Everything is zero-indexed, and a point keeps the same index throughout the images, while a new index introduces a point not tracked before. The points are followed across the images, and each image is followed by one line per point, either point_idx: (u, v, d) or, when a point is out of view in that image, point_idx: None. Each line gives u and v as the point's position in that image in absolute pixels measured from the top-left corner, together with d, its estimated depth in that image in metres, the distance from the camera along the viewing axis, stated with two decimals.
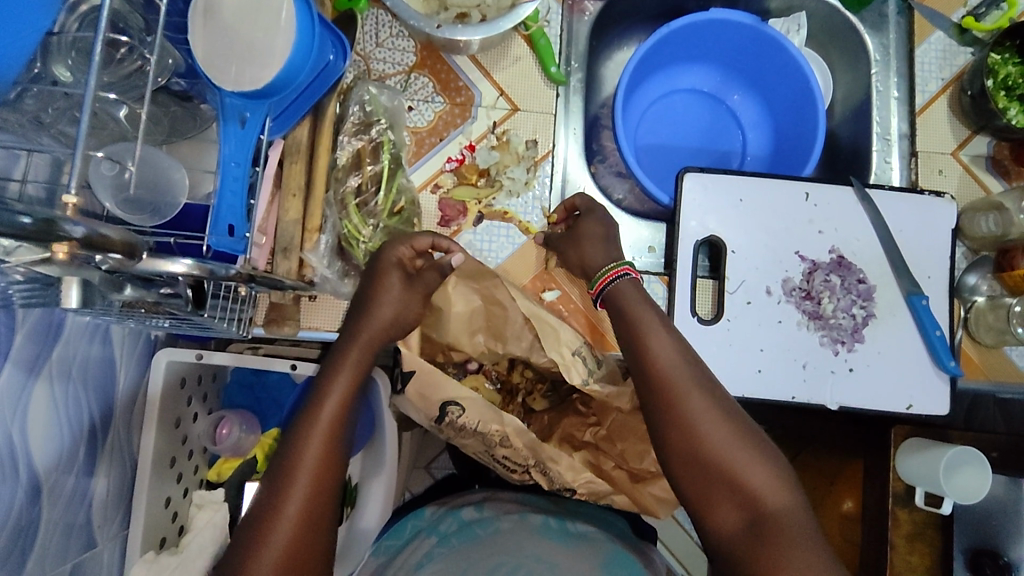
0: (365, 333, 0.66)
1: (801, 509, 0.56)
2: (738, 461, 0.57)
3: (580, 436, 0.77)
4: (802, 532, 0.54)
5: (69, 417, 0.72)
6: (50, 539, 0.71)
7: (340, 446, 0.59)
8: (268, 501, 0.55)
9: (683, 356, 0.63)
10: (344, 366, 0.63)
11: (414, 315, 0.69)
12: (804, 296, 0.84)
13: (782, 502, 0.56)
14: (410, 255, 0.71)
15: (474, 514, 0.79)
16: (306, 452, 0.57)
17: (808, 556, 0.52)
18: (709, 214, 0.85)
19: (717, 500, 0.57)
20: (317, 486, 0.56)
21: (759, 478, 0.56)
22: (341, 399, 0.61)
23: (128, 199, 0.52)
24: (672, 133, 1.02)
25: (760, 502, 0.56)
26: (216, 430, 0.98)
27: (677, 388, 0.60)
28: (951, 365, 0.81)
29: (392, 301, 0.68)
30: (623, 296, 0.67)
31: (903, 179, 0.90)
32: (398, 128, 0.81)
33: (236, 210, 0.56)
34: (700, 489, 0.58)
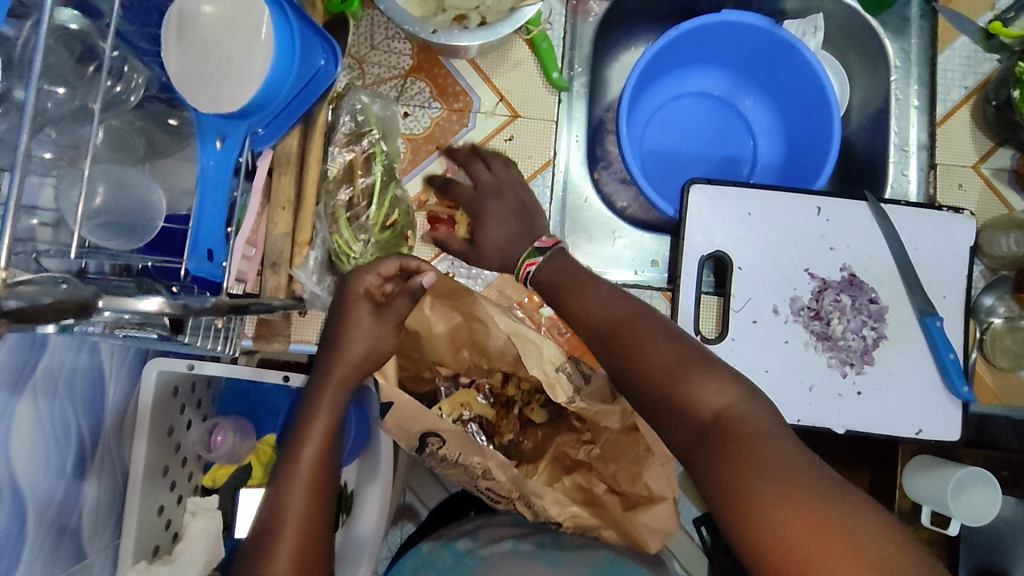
0: (337, 371, 0.63)
1: (761, 405, 0.49)
2: (675, 373, 0.52)
3: (573, 455, 0.75)
4: (759, 430, 0.47)
5: (55, 433, 0.70)
6: (39, 551, 0.70)
7: (325, 491, 0.58)
8: (255, 557, 0.54)
9: (612, 296, 0.61)
10: (320, 403, 0.62)
11: (388, 348, 0.65)
12: (813, 316, 0.81)
13: (733, 402, 0.49)
14: (377, 283, 0.67)
15: (469, 545, 0.78)
16: (292, 502, 0.56)
17: (769, 452, 0.45)
18: (715, 228, 0.82)
19: (669, 423, 0.51)
20: (305, 535, 0.55)
21: (700, 383, 0.50)
22: (321, 444, 0.59)
23: (100, 223, 0.49)
24: (679, 139, 0.98)
25: (708, 411, 0.49)
26: (210, 437, 0.96)
27: (608, 325, 0.58)
28: (964, 391, 0.79)
29: (362, 335, 0.64)
30: (547, 268, 0.68)
31: (919, 194, 0.87)
32: (392, 138, 0.79)
33: (213, 235, 0.53)
34: (653, 416, 0.53)
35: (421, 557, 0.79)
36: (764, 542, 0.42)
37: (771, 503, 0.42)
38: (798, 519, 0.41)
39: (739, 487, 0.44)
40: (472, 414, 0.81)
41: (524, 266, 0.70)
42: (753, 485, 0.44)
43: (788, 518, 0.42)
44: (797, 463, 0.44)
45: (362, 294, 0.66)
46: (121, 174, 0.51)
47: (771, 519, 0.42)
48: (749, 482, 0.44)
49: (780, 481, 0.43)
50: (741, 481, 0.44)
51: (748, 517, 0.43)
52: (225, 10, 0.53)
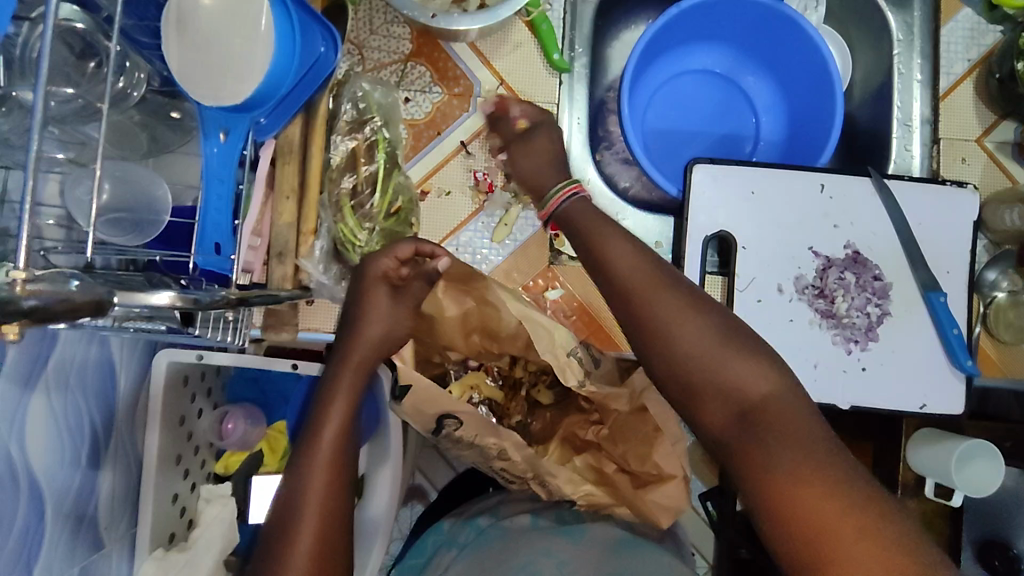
0: (356, 357, 0.65)
1: (799, 397, 0.51)
2: (719, 356, 0.51)
3: (582, 435, 0.76)
4: (797, 417, 0.49)
5: (69, 426, 0.71)
6: (58, 541, 0.71)
7: (346, 470, 0.58)
8: (278, 540, 0.54)
9: (651, 263, 0.56)
10: (338, 389, 0.63)
11: (405, 331, 0.67)
12: (817, 294, 0.81)
13: (773, 390, 0.50)
14: (394, 266, 0.67)
15: (489, 520, 0.80)
16: (314, 486, 0.56)
17: (803, 441, 0.47)
18: (719, 208, 0.82)
19: (704, 407, 0.52)
20: (327, 518, 0.55)
21: (741, 368, 0.51)
22: (341, 425, 0.60)
23: (107, 218, 0.50)
24: (682, 117, 0.97)
25: (747, 394, 0.50)
26: (221, 425, 0.98)
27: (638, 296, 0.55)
28: (967, 363, 0.79)
29: (379, 316, 0.66)
30: (578, 212, 0.63)
31: (923, 169, 0.86)
32: (394, 125, 0.78)
33: (221, 230, 0.54)
34: (683, 395, 0.53)
35: (444, 535, 0.82)
36: (788, 518, 0.45)
37: (803, 486, 0.45)
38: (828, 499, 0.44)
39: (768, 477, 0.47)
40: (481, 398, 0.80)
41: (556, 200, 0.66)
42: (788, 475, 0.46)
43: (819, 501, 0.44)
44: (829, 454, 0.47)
45: (379, 277, 0.67)
46: (127, 170, 0.52)
47: (805, 499, 0.45)
48: (789, 472, 0.46)
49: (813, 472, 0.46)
50: (780, 471, 0.46)
51: (777, 505, 0.46)
52: (225, 4, 0.52)
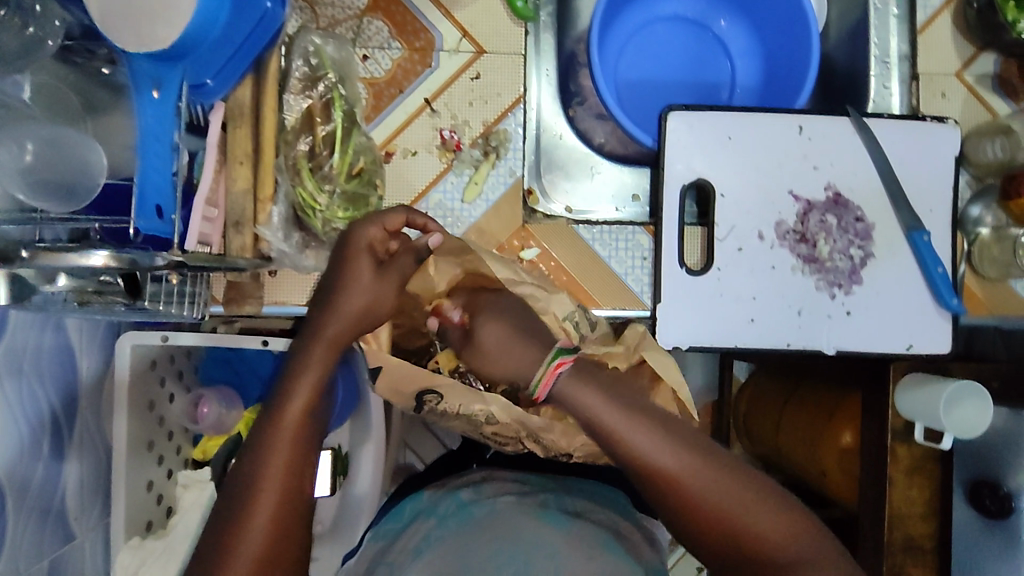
0: (330, 330, 0.60)
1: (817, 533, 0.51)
2: (750, 509, 0.50)
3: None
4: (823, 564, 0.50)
5: (27, 416, 0.68)
6: (23, 533, 0.68)
7: (308, 453, 0.56)
8: (232, 516, 0.52)
9: (667, 426, 0.53)
10: (306, 367, 0.58)
11: (388, 307, 0.63)
12: (799, 239, 0.79)
13: (800, 536, 0.50)
14: (380, 238, 0.64)
15: (471, 495, 0.77)
16: (272, 466, 0.53)
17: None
18: (695, 156, 0.79)
19: (731, 561, 0.51)
20: (286, 499, 0.53)
21: (771, 522, 0.50)
22: (305, 404, 0.56)
23: (37, 184, 0.45)
24: (656, 67, 0.94)
25: (777, 549, 0.50)
26: (196, 408, 0.93)
27: (662, 471, 0.51)
28: (953, 302, 0.78)
29: (363, 289, 0.62)
30: (582, 394, 0.54)
31: (903, 106, 0.83)
32: (350, 82, 0.73)
33: (163, 189, 0.50)
34: (715, 556, 0.51)
35: (423, 502, 0.79)
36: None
37: None
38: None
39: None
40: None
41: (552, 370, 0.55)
42: None
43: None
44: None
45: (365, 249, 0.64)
46: (56, 134, 0.47)
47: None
48: None
49: None
50: None
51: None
52: None
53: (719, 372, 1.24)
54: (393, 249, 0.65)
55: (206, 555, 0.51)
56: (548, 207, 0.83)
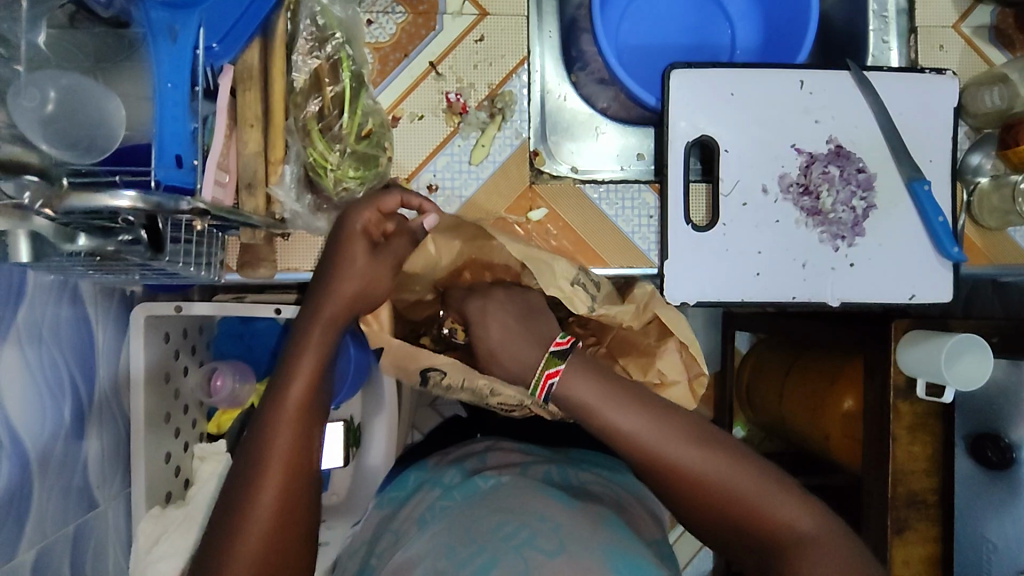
0: (329, 310, 0.58)
1: (823, 515, 0.53)
2: (751, 496, 0.53)
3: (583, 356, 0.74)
4: (829, 545, 0.50)
5: (49, 384, 0.69)
6: (49, 499, 0.69)
7: (312, 431, 0.55)
8: (239, 496, 0.51)
9: (666, 417, 0.56)
10: (304, 350, 0.57)
11: (382, 290, 0.62)
12: (803, 192, 0.80)
13: (804, 520, 0.52)
14: (376, 221, 0.63)
15: (476, 466, 0.76)
16: (273, 450, 0.53)
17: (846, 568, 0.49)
18: (699, 113, 0.80)
19: (737, 540, 0.53)
20: (289, 480, 0.52)
21: (773, 506, 0.52)
22: (309, 383, 0.55)
23: (56, 133, 0.46)
24: (656, 31, 0.94)
25: (780, 531, 0.52)
26: (210, 382, 0.95)
27: (662, 461, 0.54)
28: (953, 251, 0.79)
29: (355, 273, 0.60)
30: (580, 394, 0.56)
31: (901, 60, 0.85)
32: (357, 43, 0.73)
33: (180, 137, 0.52)
34: (722, 540, 0.54)
35: (428, 473, 0.79)
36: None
37: None
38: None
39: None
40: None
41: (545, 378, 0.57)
42: None
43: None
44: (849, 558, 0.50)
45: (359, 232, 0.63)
46: (76, 83, 0.47)
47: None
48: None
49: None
50: None
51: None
52: None
53: (721, 340, 1.24)
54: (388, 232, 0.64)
55: (215, 536, 0.51)
56: (555, 168, 0.84)
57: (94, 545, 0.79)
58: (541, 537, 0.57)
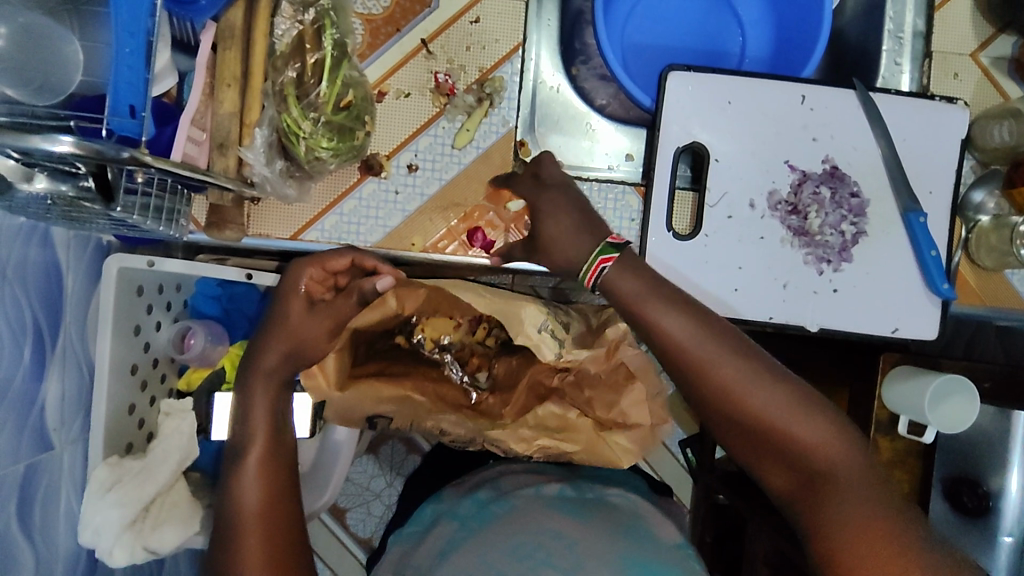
0: (276, 346, 0.63)
1: (861, 453, 0.56)
2: (780, 413, 0.56)
3: (548, 382, 0.72)
4: (856, 474, 0.55)
5: (10, 321, 0.69)
6: (1, 434, 0.69)
7: (278, 466, 0.61)
8: (228, 539, 0.58)
9: (707, 327, 0.59)
10: (254, 393, 0.63)
11: (319, 350, 0.64)
12: (790, 211, 0.77)
13: (838, 449, 0.56)
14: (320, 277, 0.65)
15: (492, 494, 0.74)
16: (246, 478, 0.60)
17: (864, 499, 0.53)
18: (693, 118, 0.77)
19: (761, 448, 0.58)
20: (268, 504, 0.59)
21: (809, 429, 0.56)
22: (265, 431, 0.62)
23: (9, 72, 0.47)
24: (666, 30, 0.91)
25: (809, 452, 0.56)
26: (182, 339, 0.96)
27: (699, 366, 0.58)
28: (943, 288, 0.76)
29: (290, 330, 0.63)
30: (624, 287, 0.61)
31: (912, 84, 0.82)
32: (344, 12, 0.72)
33: (135, 88, 0.50)
34: (753, 457, 0.59)
35: (445, 504, 0.78)
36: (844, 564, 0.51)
37: (869, 531, 0.52)
38: (893, 561, 0.50)
39: (829, 526, 0.53)
40: (451, 341, 0.83)
41: (596, 264, 0.62)
42: (842, 512, 0.53)
43: (879, 555, 0.50)
44: (870, 482, 0.54)
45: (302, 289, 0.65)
46: (32, 23, 0.49)
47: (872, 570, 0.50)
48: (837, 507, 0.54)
49: (858, 507, 0.53)
50: (835, 515, 0.53)
51: (840, 562, 0.52)
52: None
53: None
54: (338, 285, 0.66)
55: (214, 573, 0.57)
56: (538, 159, 0.81)
57: (48, 486, 0.78)
58: (556, 555, 0.58)
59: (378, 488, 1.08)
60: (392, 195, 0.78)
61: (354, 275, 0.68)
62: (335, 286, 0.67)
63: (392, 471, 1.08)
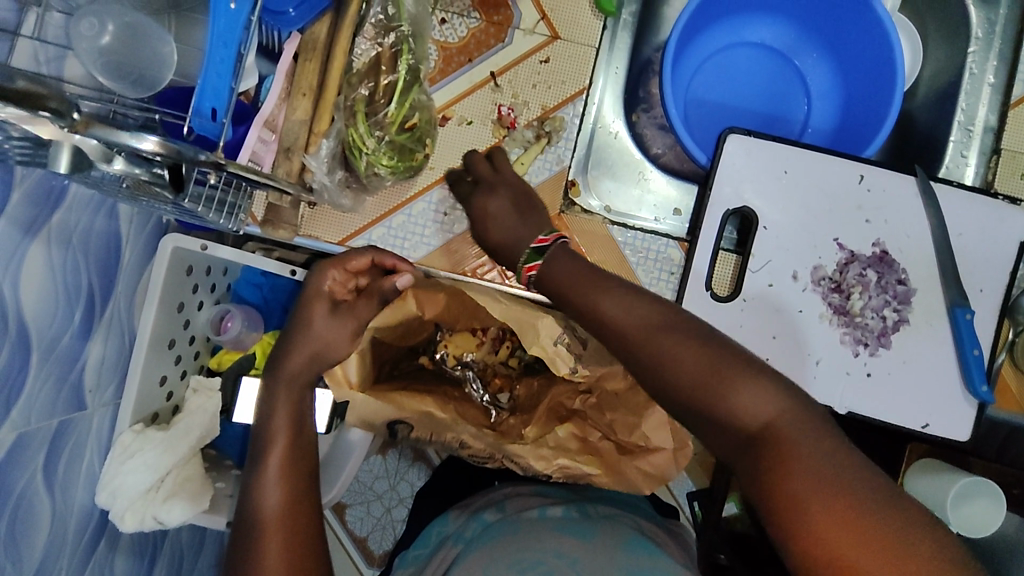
0: (297, 362, 0.68)
1: (811, 415, 0.49)
2: (711, 382, 0.52)
3: (569, 405, 0.77)
4: (807, 437, 0.48)
5: (67, 284, 0.73)
6: (40, 390, 0.72)
7: (301, 468, 0.63)
8: (249, 552, 0.57)
9: (635, 299, 0.59)
10: (278, 405, 0.66)
11: (342, 351, 0.68)
12: (833, 288, 0.76)
13: (781, 409, 0.49)
14: (341, 279, 0.71)
15: (497, 516, 0.75)
16: (268, 481, 0.61)
17: (819, 463, 0.46)
18: (747, 182, 0.78)
19: (704, 426, 0.53)
20: (288, 509, 0.60)
21: (745, 396, 0.50)
22: (288, 429, 0.64)
23: (110, 66, 0.50)
24: (733, 91, 0.93)
25: (751, 424, 0.50)
26: (221, 322, 1.00)
27: (632, 336, 0.57)
28: (983, 389, 0.74)
29: (315, 335, 0.68)
30: (556, 267, 0.64)
31: (977, 178, 0.82)
32: (422, 39, 0.75)
33: (221, 94, 0.53)
34: (694, 426, 0.54)
35: (450, 527, 0.79)
36: (806, 542, 0.44)
37: (824, 499, 0.44)
38: (846, 528, 0.43)
39: (783, 496, 0.46)
40: (473, 359, 0.85)
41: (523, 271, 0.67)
42: (797, 494, 0.45)
43: (834, 520, 0.43)
44: (838, 459, 0.46)
45: (325, 293, 0.70)
46: (137, 21, 0.51)
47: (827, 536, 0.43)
48: (792, 486, 0.46)
49: (817, 484, 0.45)
50: (788, 490, 0.46)
51: (800, 533, 0.44)
52: None
53: None
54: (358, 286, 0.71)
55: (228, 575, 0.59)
56: (586, 202, 0.82)
57: (74, 443, 0.81)
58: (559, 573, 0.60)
59: (381, 490, 1.10)
60: (439, 217, 0.80)
61: (373, 277, 0.73)
62: (356, 288, 0.72)
63: (394, 477, 1.10)
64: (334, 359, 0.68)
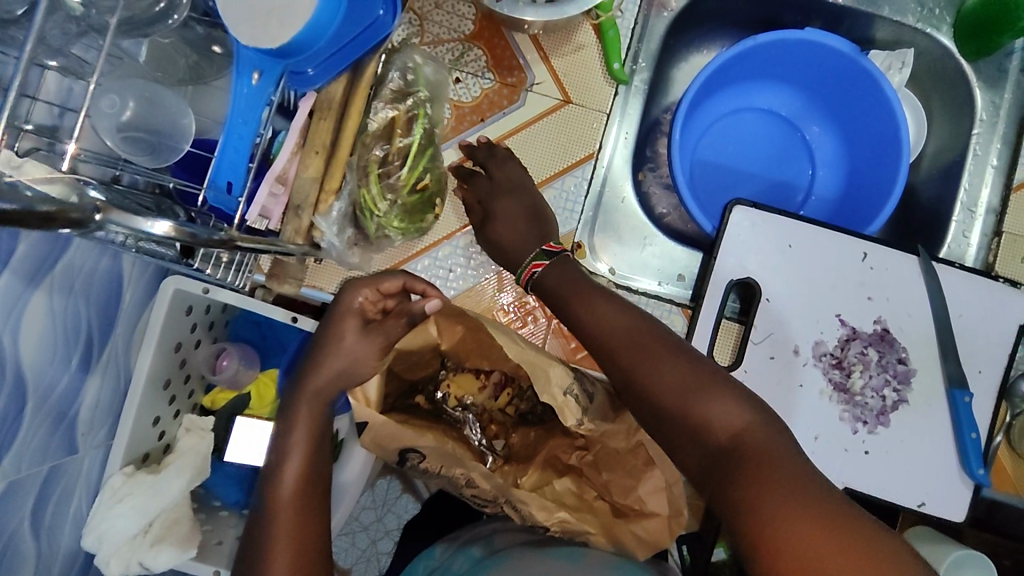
0: (304, 414, 0.65)
1: (778, 432, 0.51)
2: (686, 390, 0.54)
3: (565, 459, 0.76)
4: (774, 451, 0.49)
5: (66, 328, 0.72)
6: (35, 435, 0.72)
7: (314, 508, 0.62)
8: None
9: (616, 308, 0.62)
10: (292, 444, 0.64)
11: (369, 368, 0.66)
12: (834, 364, 0.77)
13: (749, 425, 0.51)
14: (372, 299, 0.68)
15: (486, 551, 0.73)
16: (281, 519, 0.60)
17: (783, 471, 0.47)
18: (752, 254, 0.78)
19: (675, 433, 0.54)
20: (296, 552, 0.59)
21: (716, 406, 0.52)
22: (301, 470, 0.63)
23: (127, 138, 0.51)
24: (737, 154, 0.94)
25: (719, 433, 0.51)
26: (217, 360, 1.00)
27: (615, 341, 0.59)
28: (979, 472, 0.75)
29: (343, 352, 0.66)
30: (551, 276, 0.67)
31: (977, 259, 0.83)
32: (438, 103, 0.78)
33: (238, 169, 0.55)
34: (670, 436, 0.54)
35: (436, 560, 0.78)
36: (769, 547, 0.43)
37: (786, 508, 0.44)
38: (815, 525, 0.42)
39: (749, 506, 0.45)
40: (473, 403, 0.83)
41: (528, 268, 0.69)
42: (763, 504, 0.45)
43: (799, 527, 0.42)
44: (803, 472, 0.47)
45: (355, 309, 0.68)
46: (157, 93, 0.52)
47: (795, 536, 0.42)
48: (762, 496, 0.45)
49: (786, 495, 0.45)
50: (754, 497, 0.46)
51: (765, 542, 0.43)
52: None
53: None
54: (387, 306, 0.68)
55: None
56: (593, 265, 0.83)
57: (62, 490, 0.79)
58: None
59: (368, 521, 1.08)
60: (444, 273, 0.81)
61: (401, 299, 0.70)
62: (384, 309, 0.70)
63: (382, 507, 1.09)
64: (360, 377, 0.66)
